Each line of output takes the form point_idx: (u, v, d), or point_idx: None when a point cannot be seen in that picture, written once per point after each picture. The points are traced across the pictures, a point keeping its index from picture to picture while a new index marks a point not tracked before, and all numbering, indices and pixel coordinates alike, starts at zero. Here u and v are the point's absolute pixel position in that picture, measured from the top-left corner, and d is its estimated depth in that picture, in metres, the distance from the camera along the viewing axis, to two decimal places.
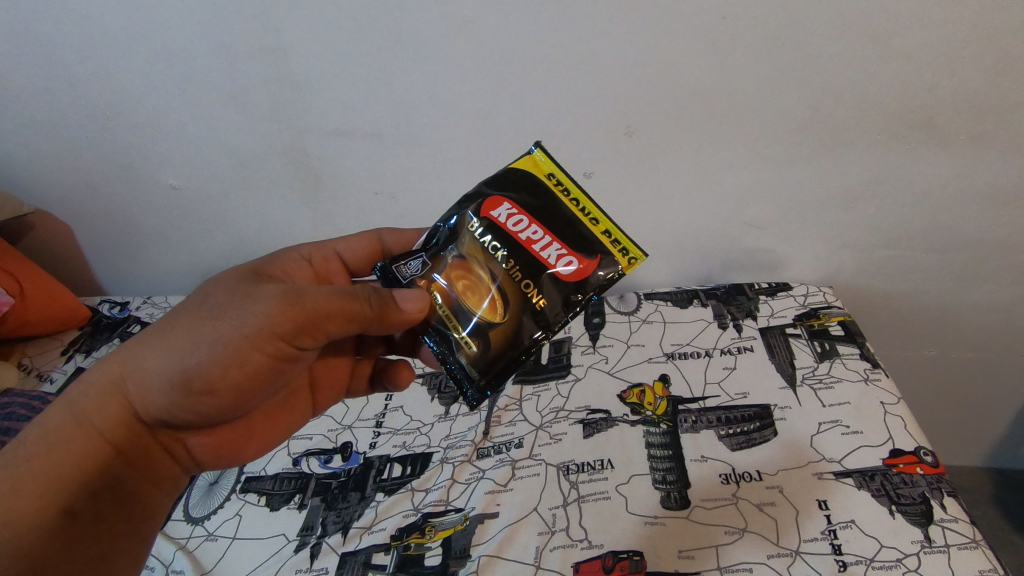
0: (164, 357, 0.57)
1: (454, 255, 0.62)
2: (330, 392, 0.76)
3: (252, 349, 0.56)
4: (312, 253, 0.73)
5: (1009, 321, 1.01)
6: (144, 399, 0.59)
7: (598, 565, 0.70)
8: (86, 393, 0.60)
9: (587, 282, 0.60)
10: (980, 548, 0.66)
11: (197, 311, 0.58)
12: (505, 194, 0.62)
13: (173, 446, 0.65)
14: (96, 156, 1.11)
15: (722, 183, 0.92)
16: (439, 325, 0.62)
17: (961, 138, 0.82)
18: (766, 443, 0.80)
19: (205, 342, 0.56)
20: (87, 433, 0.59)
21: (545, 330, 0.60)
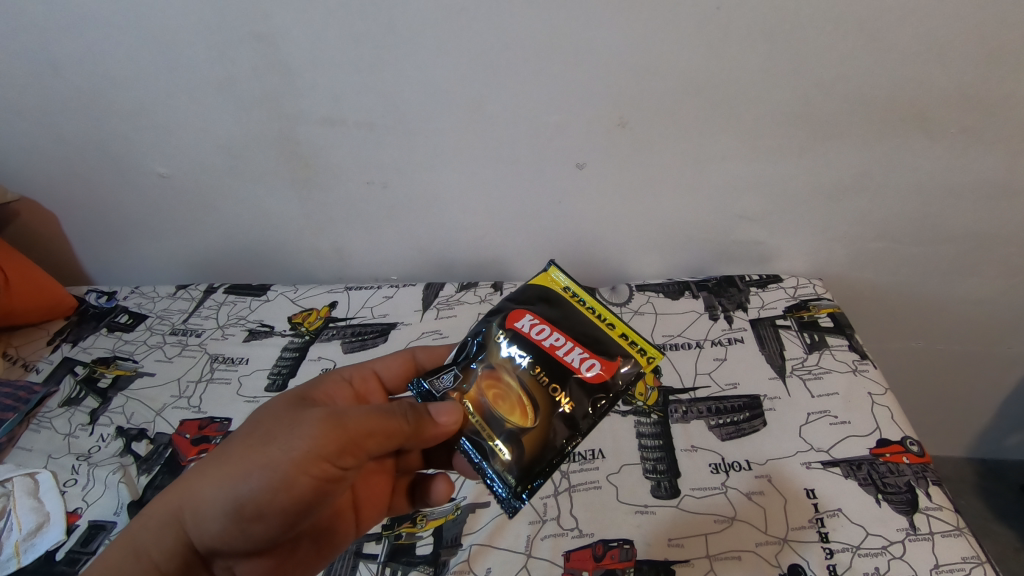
0: (213, 488, 0.54)
1: (483, 365, 0.63)
2: (374, 512, 0.69)
3: (298, 476, 0.53)
4: (352, 374, 0.70)
5: (995, 313, 1.02)
6: (198, 532, 0.57)
7: (589, 553, 0.70)
8: (146, 524, 0.58)
9: (611, 383, 0.61)
10: (963, 535, 0.67)
11: (247, 438, 0.56)
12: (527, 307, 0.66)
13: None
14: (82, 142, 1.09)
15: (714, 174, 0.92)
16: (474, 434, 0.60)
17: (951, 131, 0.82)
18: (756, 432, 0.80)
19: (252, 472, 0.53)
20: (144, 565, 0.57)
21: (575, 432, 0.60)
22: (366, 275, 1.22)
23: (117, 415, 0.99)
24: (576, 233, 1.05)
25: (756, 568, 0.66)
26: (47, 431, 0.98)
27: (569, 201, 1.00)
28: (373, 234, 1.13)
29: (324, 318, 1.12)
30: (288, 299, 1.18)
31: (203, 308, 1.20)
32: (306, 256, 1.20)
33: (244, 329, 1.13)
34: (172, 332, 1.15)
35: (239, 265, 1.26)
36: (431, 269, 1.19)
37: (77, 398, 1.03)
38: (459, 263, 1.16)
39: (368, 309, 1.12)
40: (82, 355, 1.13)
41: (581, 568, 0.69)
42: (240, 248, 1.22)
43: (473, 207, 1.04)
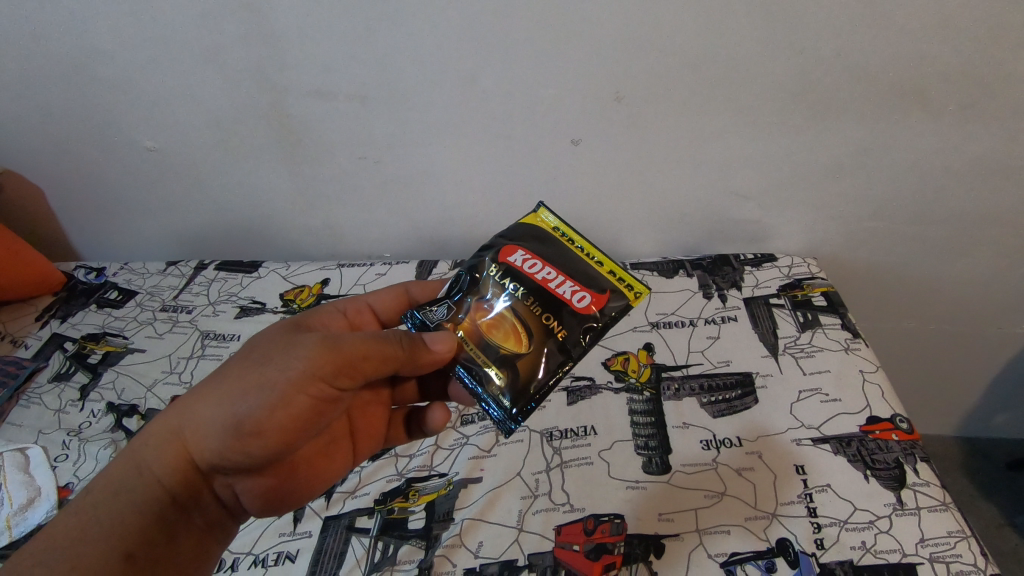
0: (214, 405, 0.55)
1: (476, 297, 0.63)
2: (372, 443, 0.71)
3: (297, 394, 0.54)
4: (347, 306, 0.70)
5: (988, 293, 1.02)
6: (198, 450, 0.56)
7: (580, 528, 0.70)
8: (145, 443, 0.57)
9: (602, 313, 0.62)
10: (949, 510, 0.68)
11: (247, 359, 0.56)
12: (518, 243, 0.66)
13: (224, 498, 0.61)
14: (66, 114, 1.07)
15: (711, 151, 0.91)
16: (469, 361, 0.62)
17: (951, 109, 0.81)
18: (747, 410, 0.81)
19: (253, 390, 0.54)
20: (145, 483, 0.56)
21: (568, 359, 0.61)
22: (359, 252, 1.21)
23: (108, 391, 0.99)
24: (571, 211, 1.04)
25: (744, 543, 0.66)
26: (37, 406, 0.97)
27: (565, 178, 0.99)
28: (366, 211, 1.11)
29: (316, 295, 1.11)
30: (280, 276, 1.17)
31: (194, 284, 1.19)
32: (298, 233, 1.19)
33: (235, 305, 1.12)
34: (163, 309, 1.14)
35: (230, 242, 1.25)
36: (424, 247, 1.18)
37: (67, 373, 1.03)
38: (452, 241, 1.15)
39: (361, 286, 1.11)
40: (71, 331, 1.11)
41: (571, 542, 0.69)
42: (231, 224, 1.21)
43: (467, 184, 1.03)
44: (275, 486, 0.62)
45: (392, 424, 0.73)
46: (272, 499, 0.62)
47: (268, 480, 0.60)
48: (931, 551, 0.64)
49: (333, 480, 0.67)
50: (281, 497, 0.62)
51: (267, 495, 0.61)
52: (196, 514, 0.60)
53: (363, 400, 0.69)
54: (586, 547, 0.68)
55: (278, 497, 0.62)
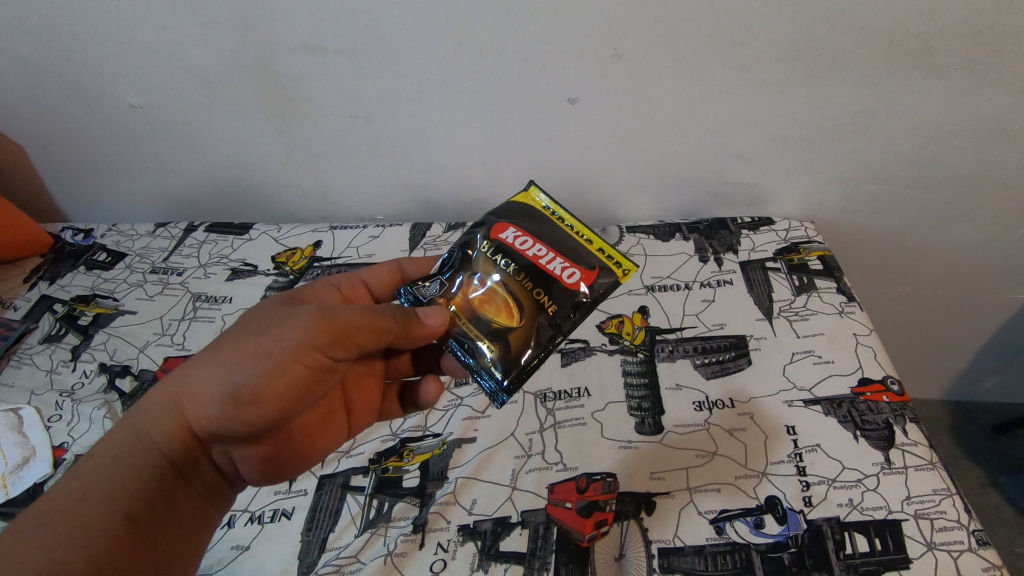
0: (212, 373, 0.55)
1: (468, 272, 0.62)
2: (366, 415, 0.71)
3: (292, 363, 0.54)
4: (341, 281, 0.69)
5: (984, 258, 1.02)
6: (197, 416, 0.57)
7: (573, 486, 0.71)
8: (146, 409, 0.58)
9: (592, 288, 0.61)
10: (935, 469, 0.69)
11: (243, 329, 0.56)
12: (509, 220, 0.64)
13: (223, 464, 0.62)
14: (45, 68, 1.03)
15: (710, 111, 0.89)
16: (461, 335, 0.62)
17: (956, 68, 0.79)
18: (740, 371, 0.81)
19: (250, 359, 0.54)
20: (147, 447, 0.57)
21: (559, 332, 0.61)
22: (351, 214, 1.19)
23: (99, 352, 0.98)
24: (567, 172, 1.02)
25: (733, 500, 0.68)
26: (29, 367, 0.97)
27: (561, 138, 0.96)
28: (357, 172, 1.09)
29: (308, 258, 1.10)
30: (272, 238, 1.15)
31: (184, 246, 1.17)
32: (288, 194, 1.17)
33: (227, 267, 1.11)
34: (153, 271, 1.13)
35: (220, 203, 1.23)
36: (419, 210, 1.16)
37: (58, 334, 1.02)
38: (446, 203, 1.13)
39: (353, 249, 1.10)
40: (60, 293, 1.10)
41: (563, 499, 0.70)
42: (220, 184, 1.18)
43: (461, 144, 1.01)
44: (271, 452, 0.62)
45: (386, 397, 0.74)
46: (268, 466, 0.63)
47: (265, 446, 0.61)
48: (916, 508, 0.65)
49: (329, 449, 0.68)
50: (278, 463, 0.63)
51: (264, 461, 0.62)
52: (196, 479, 0.61)
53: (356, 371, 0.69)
54: (578, 504, 0.69)
55: (274, 463, 0.63)
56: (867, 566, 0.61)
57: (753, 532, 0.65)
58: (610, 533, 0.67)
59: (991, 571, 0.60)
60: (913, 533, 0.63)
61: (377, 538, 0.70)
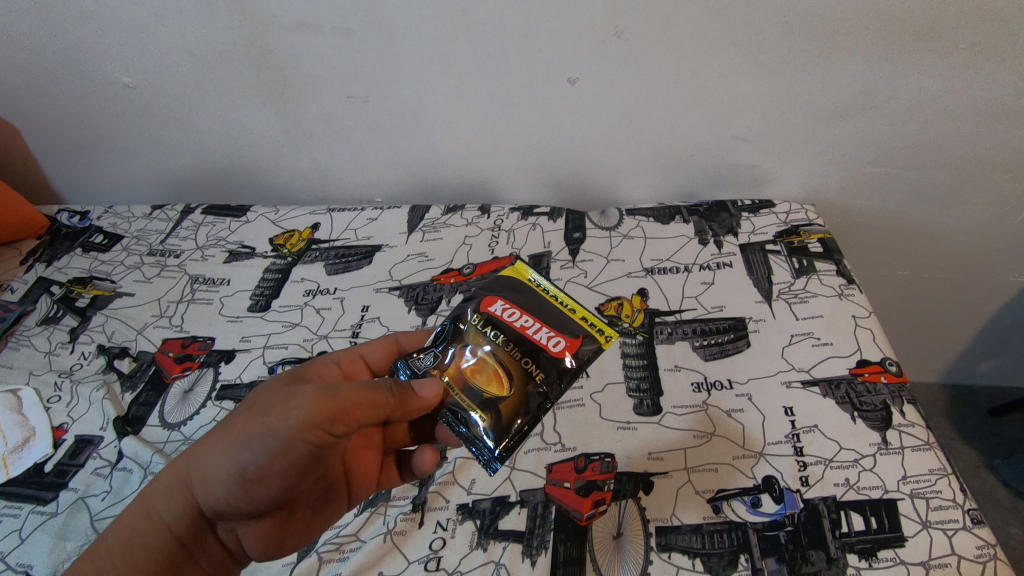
0: (214, 457, 0.53)
1: (460, 344, 0.61)
2: (366, 486, 0.66)
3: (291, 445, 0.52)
4: (340, 356, 0.66)
5: (984, 241, 1.02)
6: (203, 496, 0.55)
7: (571, 466, 0.71)
8: (156, 489, 0.57)
9: (579, 357, 0.61)
10: (932, 450, 0.69)
11: (246, 409, 0.54)
12: (496, 292, 0.64)
13: (229, 541, 0.60)
14: (39, 46, 1.02)
15: (711, 91, 0.88)
16: (455, 406, 0.60)
17: (961, 47, 0.78)
18: (738, 353, 0.81)
19: (251, 441, 0.52)
20: (157, 527, 0.56)
21: (547, 399, 0.61)
22: (349, 196, 1.18)
23: (98, 333, 0.98)
24: (566, 152, 1.01)
25: (730, 479, 0.68)
26: (27, 349, 0.97)
27: (560, 119, 0.96)
28: (354, 153, 1.08)
29: (306, 240, 1.09)
30: (269, 220, 1.14)
31: (181, 229, 1.16)
32: (285, 176, 1.16)
33: (225, 250, 1.11)
34: (150, 253, 1.12)
35: (217, 185, 1.22)
36: (417, 192, 1.15)
37: (55, 316, 1.02)
38: (445, 185, 1.12)
39: (351, 232, 1.09)
40: (57, 275, 1.10)
41: (562, 480, 0.70)
42: (216, 166, 1.17)
43: (459, 125, 1.00)
44: (277, 525, 0.60)
45: (384, 467, 0.69)
46: (273, 541, 0.60)
47: (270, 520, 0.59)
48: (912, 488, 0.66)
49: (334, 517, 0.65)
50: (283, 537, 0.60)
51: (270, 536, 0.60)
52: (202, 558, 0.59)
53: (355, 443, 0.65)
54: (576, 484, 0.69)
55: (280, 537, 0.60)
56: (862, 544, 0.62)
57: (750, 511, 0.65)
58: (608, 512, 0.67)
59: (984, 549, 0.61)
60: (909, 512, 0.64)
61: (377, 517, 0.71)
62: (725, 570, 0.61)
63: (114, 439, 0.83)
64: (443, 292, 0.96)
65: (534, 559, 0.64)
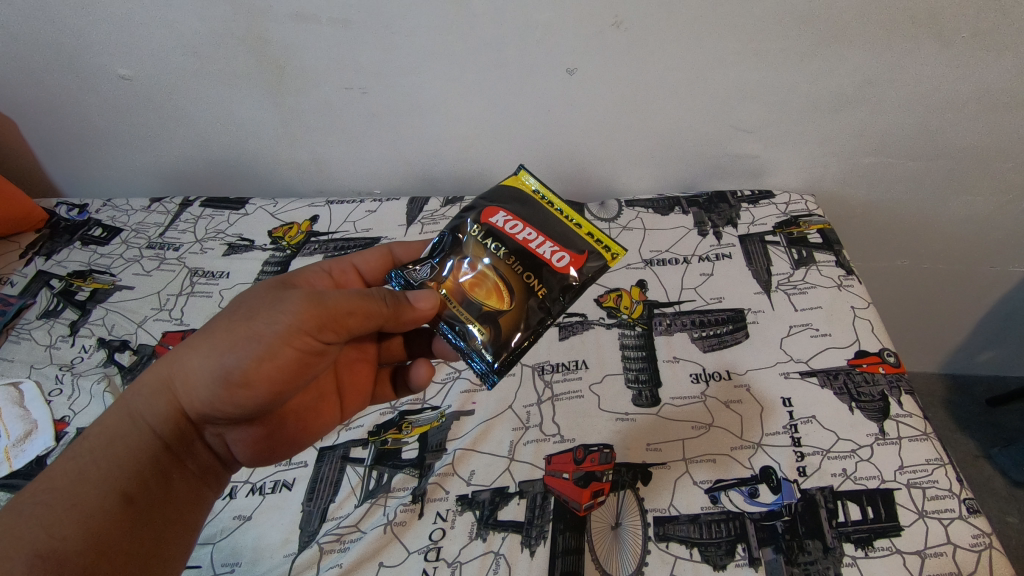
0: (202, 357, 0.53)
1: (459, 256, 0.62)
2: (359, 396, 0.69)
3: (281, 347, 0.53)
4: (332, 267, 0.67)
5: (984, 231, 1.01)
6: (190, 399, 0.55)
7: (570, 457, 0.72)
8: (139, 392, 0.57)
9: (581, 272, 0.61)
10: (929, 440, 0.69)
11: (234, 313, 0.54)
12: (499, 205, 0.63)
13: (215, 446, 0.61)
14: (36, 37, 1.02)
15: (711, 82, 0.88)
16: (452, 318, 0.61)
17: (963, 36, 0.78)
18: (738, 344, 0.81)
19: (241, 342, 0.53)
20: (141, 429, 0.56)
21: (548, 314, 0.61)
22: (348, 188, 1.18)
23: (98, 326, 0.98)
24: (565, 144, 1.01)
25: (728, 470, 0.68)
26: (28, 342, 0.97)
27: (559, 110, 0.95)
28: (353, 145, 1.07)
29: (305, 233, 1.09)
30: (268, 212, 1.14)
31: (180, 221, 1.16)
32: (283, 168, 1.15)
33: (224, 242, 1.10)
34: (149, 246, 1.12)
35: (215, 178, 1.21)
36: (416, 184, 1.14)
37: (55, 310, 1.02)
38: (443, 177, 1.12)
39: (350, 224, 1.09)
40: (57, 268, 1.10)
41: (561, 470, 0.71)
42: (214, 159, 1.17)
43: (458, 116, 0.99)
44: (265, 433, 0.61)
45: (378, 381, 0.72)
46: (262, 447, 0.62)
47: (259, 426, 0.60)
48: (909, 477, 0.66)
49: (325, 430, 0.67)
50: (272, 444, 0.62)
51: (259, 442, 0.61)
52: (189, 462, 0.59)
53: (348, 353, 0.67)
54: (575, 475, 0.70)
55: (268, 444, 0.62)
56: (859, 534, 0.62)
57: (747, 501, 0.66)
58: (606, 502, 0.68)
59: (980, 538, 0.61)
60: (905, 502, 0.64)
61: (377, 508, 0.71)
62: (722, 560, 0.62)
63: None
64: None
65: (533, 549, 0.65)
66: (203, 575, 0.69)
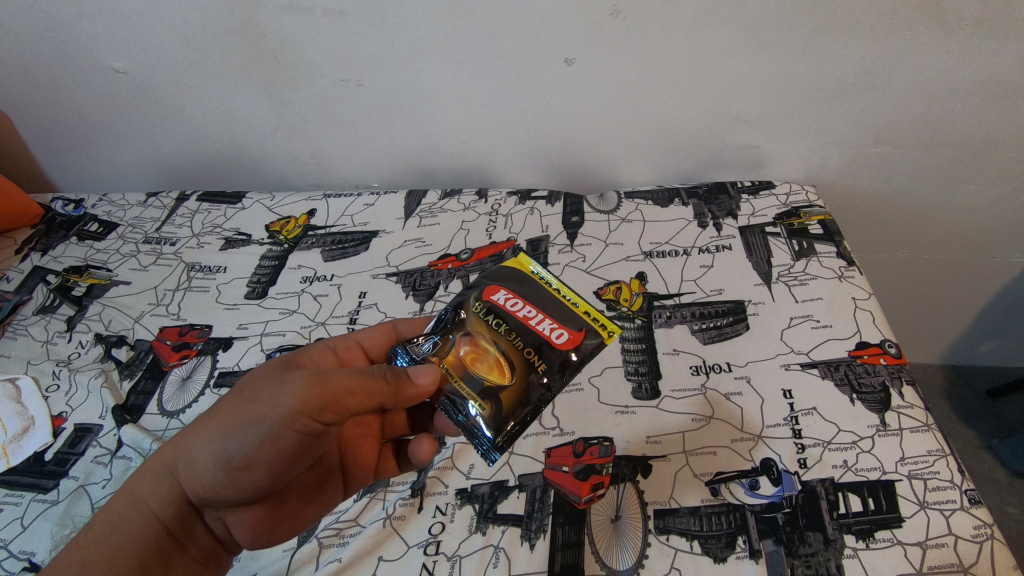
0: (202, 443, 0.52)
1: (461, 332, 0.60)
2: (362, 474, 0.66)
3: (280, 433, 0.50)
4: (336, 343, 0.65)
5: (986, 221, 1.01)
6: (191, 486, 0.54)
7: (569, 450, 0.71)
8: (143, 477, 0.56)
9: (580, 349, 0.60)
10: (931, 431, 0.69)
11: (235, 399, 0.53)
12: (499, 282, 0.62)
13: (216, 529, 0.59)
14: (29, 30, 1.01)
15: (710, 70, 0.87)
16: (453, 394, 0.59)
17: (966, 24, 0.77)
18: (738, 336, 0.81)
19: (240, 429, 0.51)
20: (143, 516, 0.55)
21: (549, 391, 0.59)
22: (344, 181, 1.16)
23: (95, 322, 0.98)
24: (563, 136, 1.00)
25: (728, 462, 0.68)
26: (24, 338, 0.97)
27: (557, 102, 0.94)
28: (349, 137, 1.06)
29: (302, 227, 1.08)
30: (265, 207, 1.13)
31: (177, 216, 1.15)
32: (280, 162, 1.14)
33: (220, 237, 1.10)
34: (146, 241, 1.12)
35: (212, 173, 1.20)
36: (413, 177, 1.13)
37: (52, 305, 1.01)
38: (440, 170, 1.11)
39: (348, 218, 1.08)
40: (53, 264, 1.09)
41: (561, 463, 0.70)
42: (210, 153, 1.16)
43: (454, 107, 0.98)
44: (268, 514, 0.59)
45: (381, 458, 0.68)
46: (264, 529, 0.59)
47: (260, 508, 0.58)
48: (911, 468, 0.66)
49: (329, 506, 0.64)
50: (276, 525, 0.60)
51: (260, 524, 0.59)
52: (191, 546, 0.58)
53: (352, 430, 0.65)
54: (575, 468, 0.70)
55: (271, 525, 0.60)
56: (860, 525, 0.62)
57: (748, 493, 0.66)
58: (606, 495, 0.67)
59: (981, 529, 0.61)
60: (907, 493, 0.64)
61: (376, 503, 0.71)
62: (722, 552, 0.62)
63: (114, 427, 0.83)
64: (440, 278, 0.95)
65: (533, 543, 0.65)
66: None
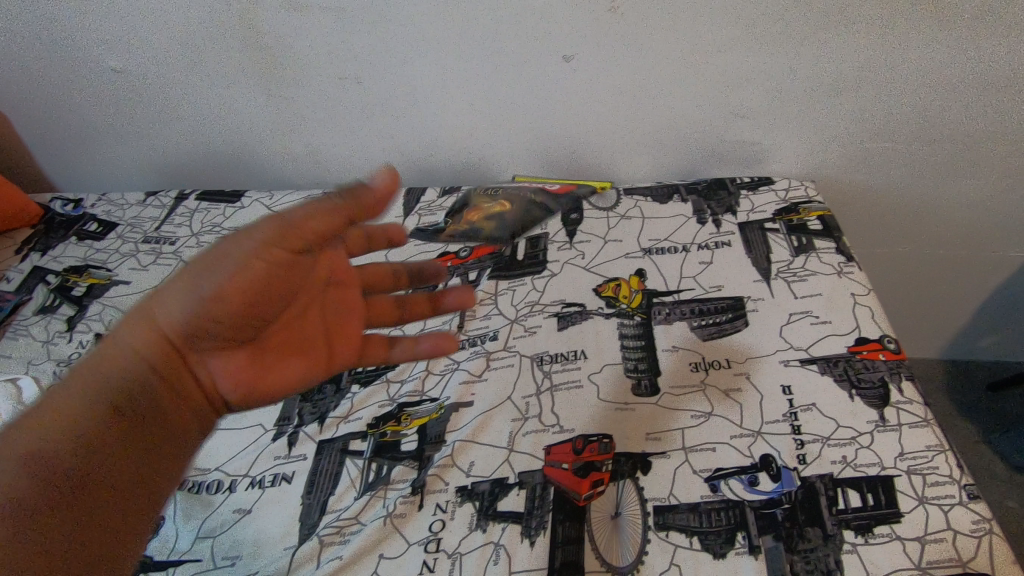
0: (178, 293, 0.47)
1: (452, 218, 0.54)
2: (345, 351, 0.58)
3: (258, 260, 0.47)
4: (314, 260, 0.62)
5: (985, 216, 1.00)
6: (167, 322, 0.47)
7: (569, 448, 0.72)
8: (102, 342, 0.47)
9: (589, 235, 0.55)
10: (930, 426, 0.69)
11: (212, 250, 0.47)
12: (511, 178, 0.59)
13: (190, 389, 0.50)
14: (29, 29, 1.02)
15: (709, 66, 0.87)
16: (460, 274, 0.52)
17: (966, 18, 0.77)
18: (737, 333, 0.81)
19: (214, 264, 0.46)
20: (93, 393, 0.44)
21: None
22: (343, 179, 1.16)
23: (95, 322, 0.98)
24: (561, 133, 1.00)
25: (727, 459, 0.68)
26: (25, 338, 0.97)
27: (555, 98, 0.94)
28: (347, 136, 1.06)
29: None
30: (264, 205, 1.13)
31: (176, 215, 1.15)
32: (279, 161, 1.14)
33: (219, 236, 1.10)
34: (145, 240, 1.12)
35: (210, 172, 1.20)
36: (411, 176, 1.13)
37: (52, 305, 1.02)
38: (439, 167, 1.10)
39: None
40: (53, 264, 1.09)
41: (561, 460, 0.71)
42: (209, 152, 1.16)
43: (453, 105, 0.98)
44: (250, 359, 0.52)
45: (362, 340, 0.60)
46: (245, 378, 0.52)
47: (241, 351, 0.51)
48: (910, 464, 0.66)
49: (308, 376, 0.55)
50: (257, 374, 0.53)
51: (239, 371, 0.52)
52: (148, 438, 0.46)
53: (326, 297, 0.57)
54: (574, 465, 0.70)
55: (252, 369, 0.52)
56: (859, 520, 0.62)
57: (747, 489, 0.66)
58: (606, 492, 0.68)
59: (980, 523, 0.61)
60: (905, 488, 0.64)
61: (377, 500, 0.71)
62: (722, 548, 0.62)
63: None
64: None
65: (533, 539, 0.65)
66: (204, 567, 0.69)
